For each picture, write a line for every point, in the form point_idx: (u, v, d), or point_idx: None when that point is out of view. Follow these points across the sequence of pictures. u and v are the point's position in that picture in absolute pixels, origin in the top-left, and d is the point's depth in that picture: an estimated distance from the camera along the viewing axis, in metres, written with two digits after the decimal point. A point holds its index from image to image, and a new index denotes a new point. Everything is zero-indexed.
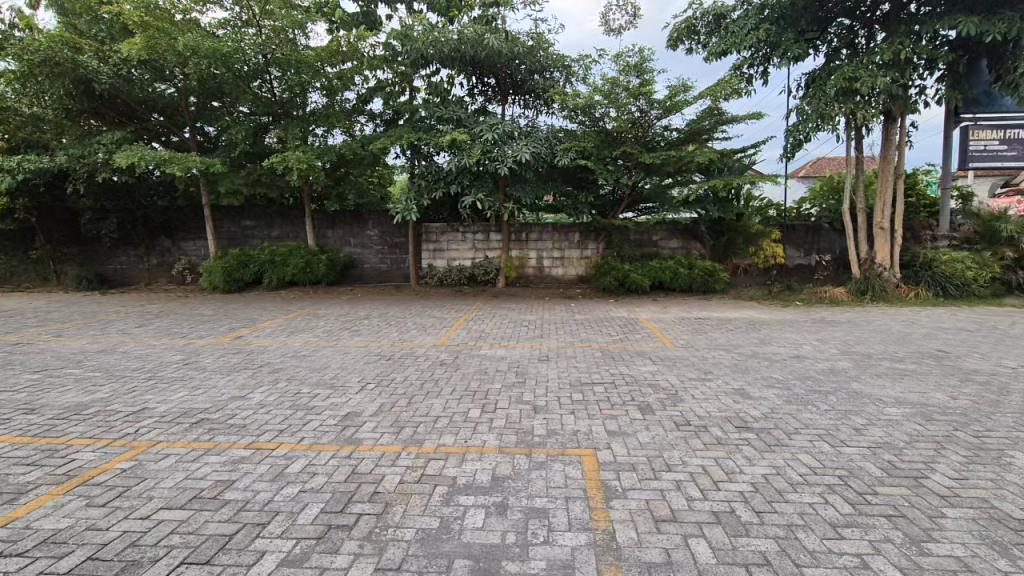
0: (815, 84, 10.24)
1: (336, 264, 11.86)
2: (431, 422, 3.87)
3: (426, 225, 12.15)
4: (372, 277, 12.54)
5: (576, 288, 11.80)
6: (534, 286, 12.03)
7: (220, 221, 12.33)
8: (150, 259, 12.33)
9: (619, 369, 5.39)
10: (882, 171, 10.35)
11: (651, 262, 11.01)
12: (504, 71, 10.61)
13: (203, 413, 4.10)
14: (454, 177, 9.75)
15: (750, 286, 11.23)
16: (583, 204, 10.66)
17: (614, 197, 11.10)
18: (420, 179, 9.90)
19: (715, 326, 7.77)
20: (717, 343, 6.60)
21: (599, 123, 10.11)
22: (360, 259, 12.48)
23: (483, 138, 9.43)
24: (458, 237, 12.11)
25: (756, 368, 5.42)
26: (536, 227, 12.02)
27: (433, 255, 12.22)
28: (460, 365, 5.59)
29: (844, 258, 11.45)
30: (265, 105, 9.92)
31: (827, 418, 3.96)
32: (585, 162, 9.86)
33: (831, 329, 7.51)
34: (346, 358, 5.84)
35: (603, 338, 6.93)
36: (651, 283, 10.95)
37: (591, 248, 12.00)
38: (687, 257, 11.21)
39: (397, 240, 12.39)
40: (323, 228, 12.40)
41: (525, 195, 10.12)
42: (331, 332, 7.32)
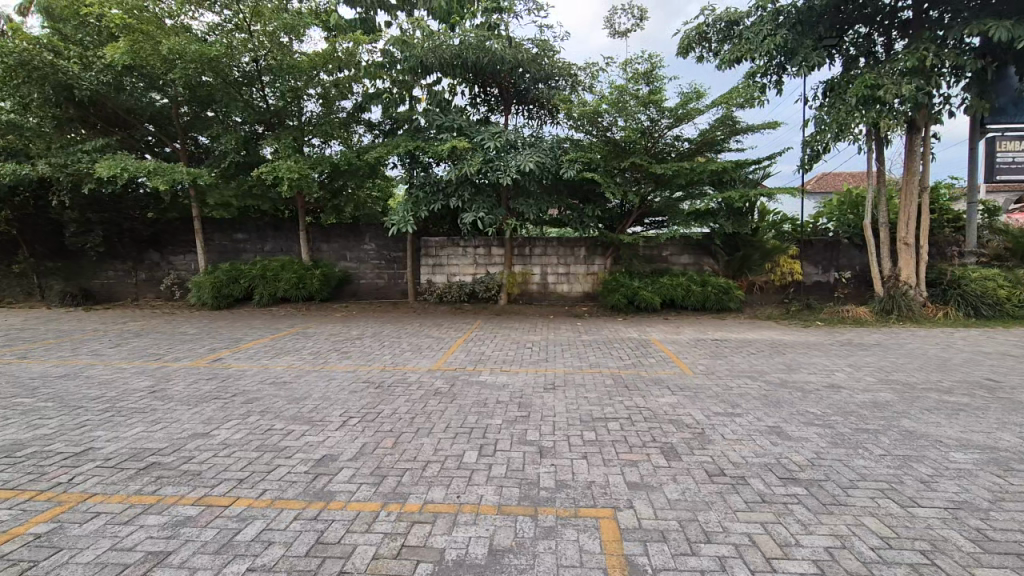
0: (834, 93, 9.79)
1: (331, 280, 11.34)
2: (419, 470, 3.29)
3: (425, 239, 11.65)
4: (368, 293, 12.01)
5: (582, 305, 11.24)
6: (538, 304, 11.47)
7: (211, 234, 11.87)
8: (138, 274, 11.87)
9: (634, 400, 4.80)
10: (906, 184, 9.80)
11: (662, 280, 10.47)
12: (507, 78, 10.18)
13: (155, 455, 3.52)
14: (453, 191, 9.26)
15: (766, 305, 10.65)
16: (591, 218, 10.21)
17: (624, 210, 10.57)
18: (417, 189, 9.39)
19: (733, 349, 7.18)
20: (739, 369, 6.01)
21: (607, 134, 9.63)
22: (356, 275, 11.97)
23: (485, 149, 8.94)
24: (459, 252, 11.60)
25: (788, 400, 4.83)
26: (540, 241, 11.50)
27: (433, 271, 11.69)
28: (457, 394, 5.01)
29: (865, 275, 10.87)
30: (258, 115, 9.55)
31: (885, 467, 3.35)
32: (592, 174, 9.34)
33: (861, 353, 6.89)
34: (330, 386, 5.27)
35: (614, 362, 6.36)
36: (662, 301, 10.40)
37: (597, 264, 11.44)
38: (699, 274, 10.69)
39: (395, 254, 11.89)
40: (318, 242, 11.91)
41: (527, 209, 9.63)
42: (319, 354, 6.76)
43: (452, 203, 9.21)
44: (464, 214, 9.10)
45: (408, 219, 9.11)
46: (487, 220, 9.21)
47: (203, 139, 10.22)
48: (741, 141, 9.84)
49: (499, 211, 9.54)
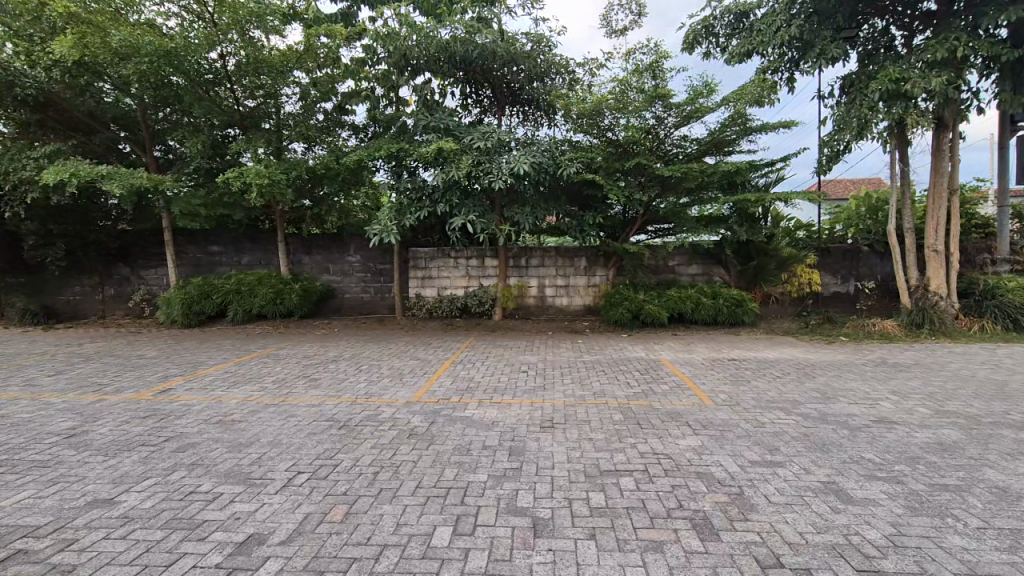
0: (853, 88, 9.06)
1: (312, 294, 10.51)
2: (370, 562, 2.44)
3: (413, 250, 10.84)
4: (353, 308, 11.18)
5: (584, 320, 10.41)
6: (536, 318, 10.64)
7: (185, 246, 11.07)
8: (106, 290, 11.04)
9: (649, 443, 3.97)
10: (933, 186, 9.01)
11: (669, 292, 9.71)
12: (500, 75, 9.45)
13: (25, 539, 2.68)
14: (441, 196, 8.44)
15: (783, 318, 9.85)
16: (591, 226, 9.30)
17: (628, 217, 9.79)
18: (402, 196, 8.60)
19: (754, 372, 6.36)
20: (766, 398, 5.18)
21: (608, 135, 8.87)
22: (339, 288, 11.14)
23: (475, 151, 8.17)
24: (450, 263, 10.79)
25: (835, 442, 4.00)
26: (537, 250, 10.69)
27: (422, 284, 10.87)
28: (437, 435, 4.17)
29: (889, 285, 10.07)
30: (228, 117, 8.81)
31: (995, 550, 2.50)
32: (593, 177, 8.58)
33: (903, 377, 6.04)
34: (287, 426, 4.43)
35: (621, 389, 5.52)
36: (670, 316, 9.60)
37: (599, 275, 10.63)
38: (709, 285, 9.89)
39: (381, 266, 11.08)
40: (299, 254, 11.11)
41: (520, 216, 8.80)
42: (284, 383, 5.93)
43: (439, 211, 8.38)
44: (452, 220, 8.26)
45: (392, 227, 8.27)
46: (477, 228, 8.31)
47: (173, 144, 9.48)
48: (753, 142, 9.10)
49: (492, 218, 8.71)
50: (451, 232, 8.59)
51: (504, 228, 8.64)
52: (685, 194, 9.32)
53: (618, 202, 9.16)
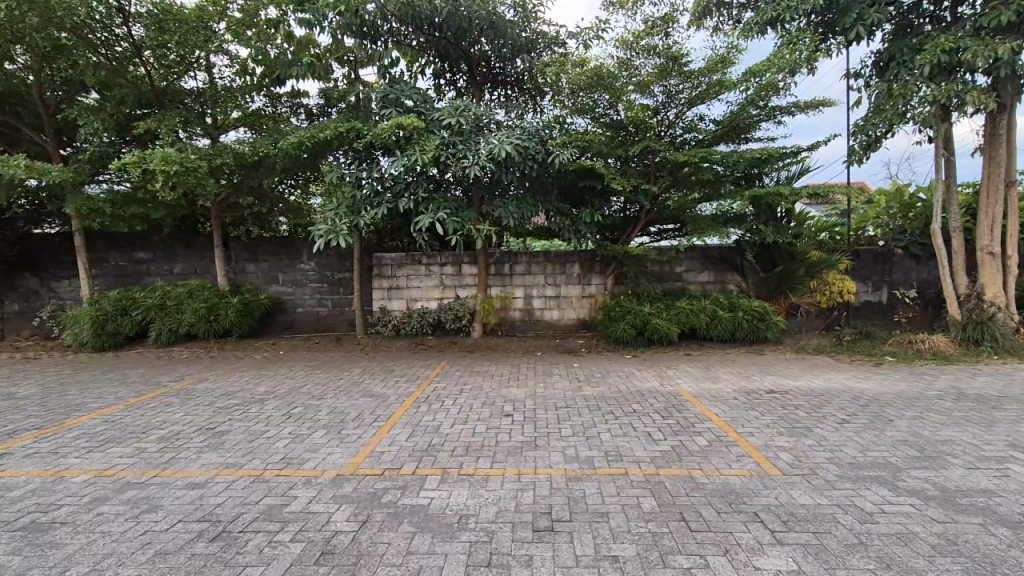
0: (894, 62, 7.66)
1: (255, 310, 8.82)
2: None
3: (377, 255, 9.23)
4: (306, 324, 9.50)
5: (577, 337, 8.89)
6: (521, 336, 9.07)
7: (104, 253, 9.31)
8: (8, 305, 9.21)
9: (712, 569, 2.42)
10: (988, 178, 7.64)
11: (679, 303, 8.24)
12: (478, 47, 7.91)
13: None
14: (403, 191, 6.77)
15: (810, 333, 8.43)
16: (586, 225, 7.75)
17: (630, 214, 8.34)
18: (350, 187, 6.74)
19: (807, 413, 4.87)
20: (848, 462, 3.69)
21: (605, 117, 7.41)
22: (290, 302, 9.48)
23: (445, 132, 6.60)
24: (421, 271, 9.21)
25: (1007, 559, 2.49)
26: (523, 254, 9.13)
27: (388, 295, 9.25)
28: (364, 556, 2.56)
29: (929, 292, 8.73)
30: (137, 98, 7.15)
31: None
32: (591, 166, 7.07)
33: (1007, 418, 4.60)
34: (128, 538, 2.78)
35: (642, 447, 3.98)
36: (680, 332, 8.14)
37: (595, 284, 9.11)
38: (724, 295, 8.44)
39: (341, 275, 9.44)
40: (241, 261, 9.42)
41: (501, 213, 7.20)
42: (174, 441, 4.27)
43: (402, 209, 6.71)
44: (417, 219, 6.61)
45: (342, 226, 6.54)
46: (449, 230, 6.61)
47: (80, 147, 7.86)
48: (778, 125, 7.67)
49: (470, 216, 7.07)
50: (417, 235, 6.93)
51: (482, 227, 7.04)
52: (697, 184, 7.85)
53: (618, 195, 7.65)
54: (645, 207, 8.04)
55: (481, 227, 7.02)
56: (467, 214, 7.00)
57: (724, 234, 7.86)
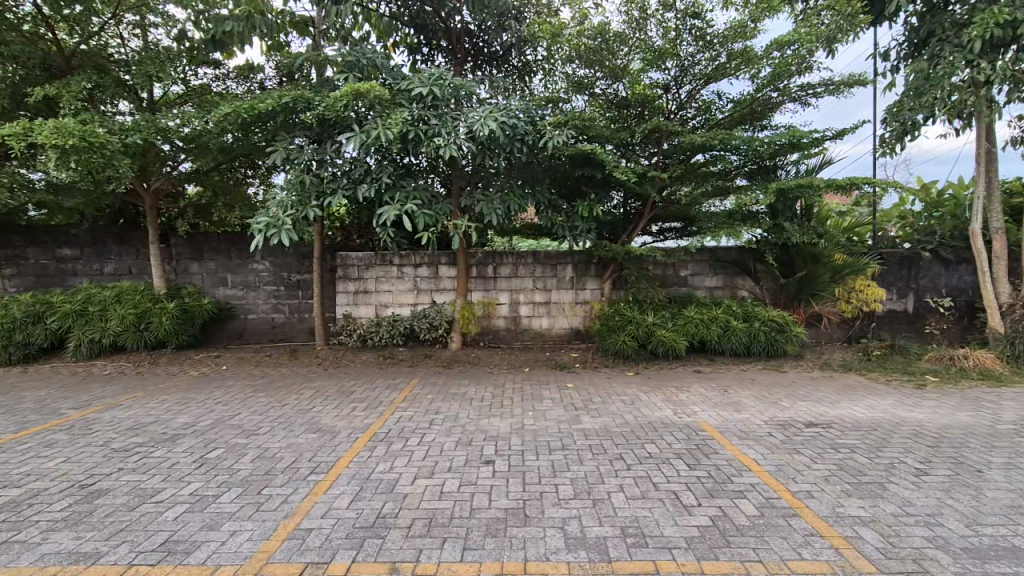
0: (933, 39, 6.73)
1: (196, 317, 7.59)
2: None
3: (341, 254, 8.06)
4: (259, 333, 8.29)
5: (569, 349, 7.82)
6: (506, 347, 7.97)
7: (21, 250, 8.00)
8: None
9: None
10: None
11: (686, 312, 7.22)
12: (459, 16, 6.79)
13: None
14: (365, 176, 5.56)
15: (831, 346, 7.47)
16: (583, 221, 6.65)
17: (631, 210, 7.28)
18: (298, 171, 5.52)
19: (866, 458, 3.85)
20: (961, 546, 2.65)
21: (608, 95, 6.33)
22: (241, 307, 8.26)
23: (416, 105, 5.44)
24: (392, 274, 8.09)
25: None
26: (509, 254, 8.02)
27: (354, 301, 8.09)
28: None
29: (961, 301, 7.82)
30: (41, 61, 6.03)
31: None
32: (589, 150, 5.96)
33: None
34: None
35: (671, 521, 2.90)
36: (688, 345, 7.11)
37: (591, 289, 8.04)
38: (737, 303, 7.43)
39: (299, 277, 8.24)
40: (183, 259, 8.17)
41: (482, 205, 6.08)
42: (23, 509, 3.07)
43: (362, 198, 5.51)
44: (379, 211, 5.40)
45: (287, 216, 5.32)
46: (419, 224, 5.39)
47: None
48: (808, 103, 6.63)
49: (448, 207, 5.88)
50: (380, 232, 5.72)
51: (459, 222, 5.87)
52: (710, 174, 6.91)
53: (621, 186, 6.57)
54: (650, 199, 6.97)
55: (459, 221, 5.84)
56: (442, 204, 5.82)
57: (741, 233, 6.87)
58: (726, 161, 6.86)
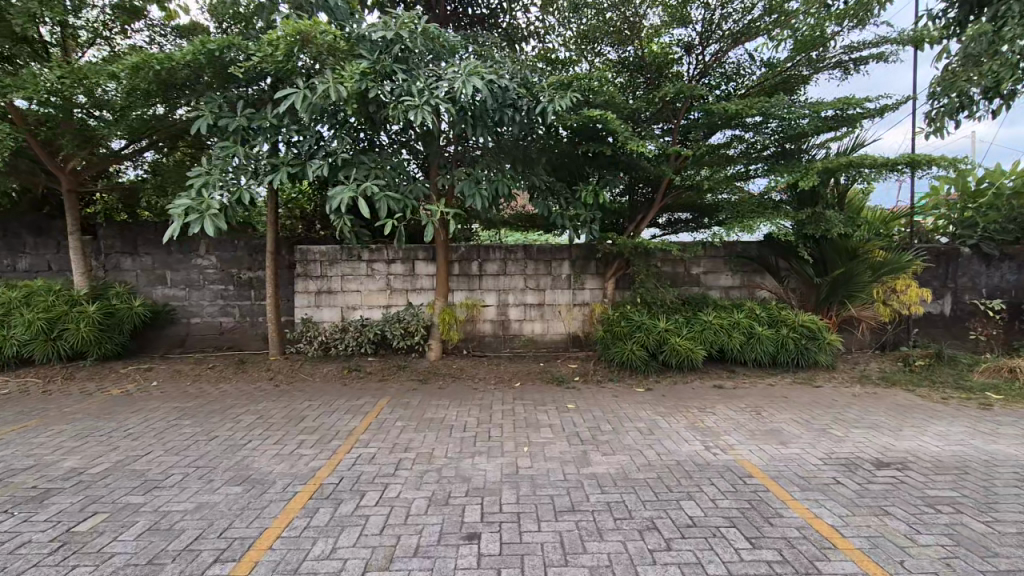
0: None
1: (125, 322, 6.39)
2: None
3: (300, 248, 6.95)
4: (205, 340, 7.10)
5: (567, 359, 6.75)
6: (492, 357, 6.89)
7: None
8: None
9: None
10: None
11: (702, 317, 6.22)
12: None
13: None
14: (317, 149, 4.36)
15: (864, 355, 6.54)
16: (587, 209, 5.57)
17: (639, 199, 6.25)
18: (228, 144, 4.27)
19: (981, 523, 2.87)
20: None
21: (623, 53, 5.24)
22: (183, 310, 7.07)
23: (379, 56, 4.29)
24: (361, 271, 7.02)
25: None
26: (497, 249, 6.95)
27: (316, 302, 7.00)
28: None
29: (1006, 304, 6.92)
30: None
31: None
32: (599, 117, 4.89)
33: None
34: None
35: None
36: (705, 355, 6.10)
37: (590, 289, 7.00)
38: (760, 305, 6.46)
39: (252, 274, 7.10)
40: (114, 255, 6.93)
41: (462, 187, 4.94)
42: None
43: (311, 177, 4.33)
44: (331, 193, 4.22)
45: (212, 198, 4.09)
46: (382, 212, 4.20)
47: None
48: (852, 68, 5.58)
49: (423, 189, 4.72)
50: (335, 220, 4.54)
51: (435, 208, 4.70)
52: (734, 157, 5.96)
53: (634, 162, 5.59)
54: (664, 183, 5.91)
55: (429, 207, 4.66)
56: (413, 186, 4.65)
57: (775, 222, 5.84)
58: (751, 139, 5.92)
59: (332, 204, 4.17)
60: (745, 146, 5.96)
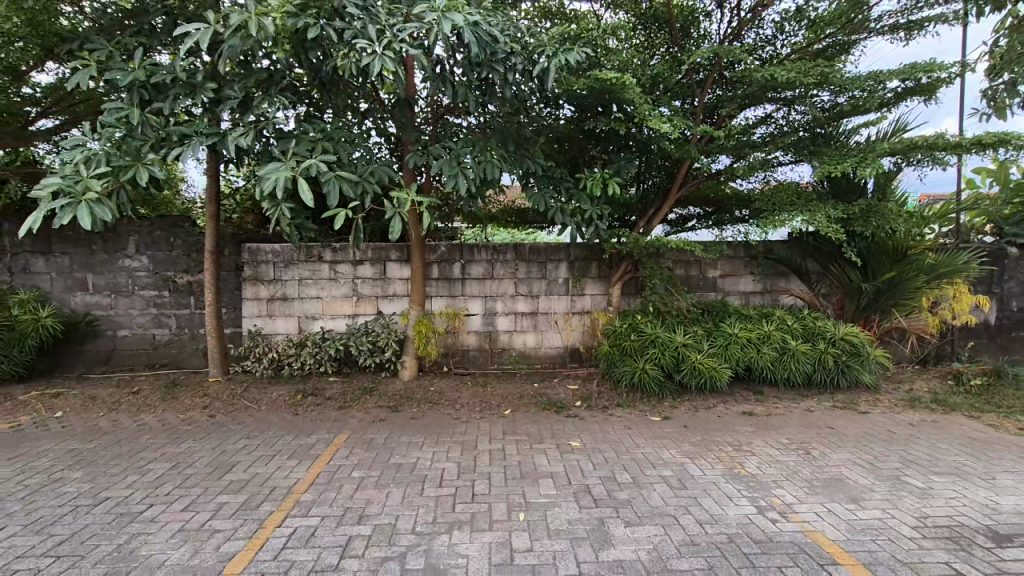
0: None
1: (30, 337, 5.25)
2: None
3: (249, 245, 5.87)
4: (135, 356, 5.97)
5: (565, 377, 5.76)
6: (477, 375, 5.86)
7: None
8: None
9: None
10: None
11: (726, 329, 5.27)
12: None
13: None
14: (245, 114, 3.34)
15: (908, 373, 5.64)
16: (593, 199, 4.57)
17: (650, 189, 5.30)
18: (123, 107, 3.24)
19: None
20: None
21: (639, 8, 4.30)
22: (108, 321, 5.92)
23: None
24: (323, 274, 5.96)
25: None
26: (484, 249, 5.94)
27: (269, 312, 5.92)
28: None
29: None
30: None
31: None
32: (612, 80, 3.89)
33: None
34: None
35: None
36: (730, 375, 5.15)
37: (591, 295, 6.01)
38: (791, 314, 5.56)
39: (191, 278, 5.98)
40: (22, 254, 5.75)
41: (438, 168, 3.90)
42: None
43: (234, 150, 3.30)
44: (262, 172, 3.13)
45: (92, 177, 3.03)
46: (330, 199, 3.11)
47: None
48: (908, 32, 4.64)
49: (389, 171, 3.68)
50: (269, 209, 3.48)
51: (403, 197, 3.62)
52: (761, 139, 5.16)
53: (647, 143, 4.63)
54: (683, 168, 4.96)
55: (396, 193, 3.60)
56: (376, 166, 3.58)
57: (816, 215, 4.89)
58: (782, 119, 5.14)
59: (262, 187, 3.05)
60: (772, 129, 5.19)
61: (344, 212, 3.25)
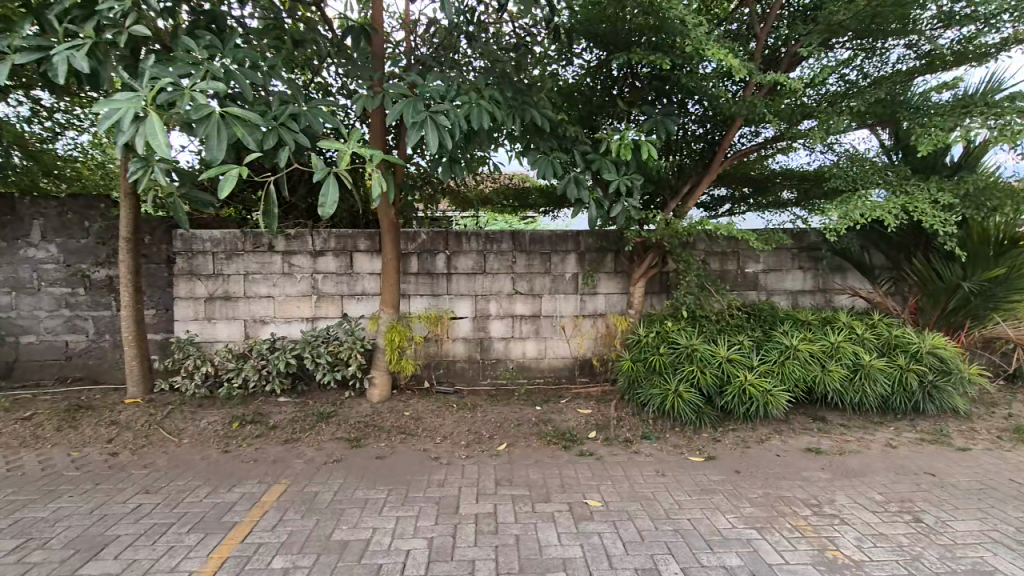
0: None
1: None
2: None
3: (183, 232, 4.73)
4: (43, 368, 4.83)
5: (575, 396, 4.64)
6: (465, 393, 4.74)
7: None
8: None
9: None
10: None
11: (782, 339, 4.15)
12: None
13: None
14: (85, 22, 2.54)
15: (1002, 394, 4.53)
16: (618, 167, 3.41)
17: (685, 160, 4.17)
18: None
19: None
20: None
21: None
22: (8, 324, 4.78)
23: None
24: (273, 268, 4.82)
25: None
26: (475, 237, 4.80)
27: (208, 313, 4.78)
28: None
29: None
30: None
31: None
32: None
33: None
34: None
35: None
36: (788, 400, 4.03)
37: (606, 294, 4.88)
38: (859, 319, 4.43)
39: (112, 272, 4.85)
40: None
41: (397, 110, 2.69)
42: None
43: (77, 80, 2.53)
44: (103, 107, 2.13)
45: None
46: (205, 150, 2.10)
47: None
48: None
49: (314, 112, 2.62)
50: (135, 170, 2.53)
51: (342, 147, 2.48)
52: (833, 96, 4.03)
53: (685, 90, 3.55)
54: (734, 127, 3.83)
55: (323, 143, 2.39)
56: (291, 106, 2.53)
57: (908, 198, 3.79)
58: (860, 70, 4.02)
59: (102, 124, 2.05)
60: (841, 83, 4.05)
61: (236, 170, 2.22)
